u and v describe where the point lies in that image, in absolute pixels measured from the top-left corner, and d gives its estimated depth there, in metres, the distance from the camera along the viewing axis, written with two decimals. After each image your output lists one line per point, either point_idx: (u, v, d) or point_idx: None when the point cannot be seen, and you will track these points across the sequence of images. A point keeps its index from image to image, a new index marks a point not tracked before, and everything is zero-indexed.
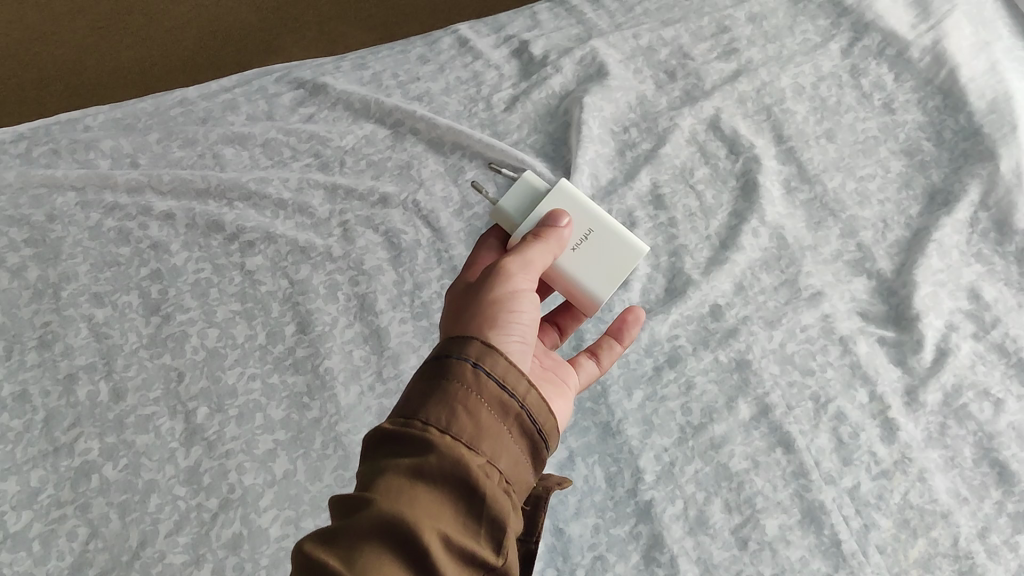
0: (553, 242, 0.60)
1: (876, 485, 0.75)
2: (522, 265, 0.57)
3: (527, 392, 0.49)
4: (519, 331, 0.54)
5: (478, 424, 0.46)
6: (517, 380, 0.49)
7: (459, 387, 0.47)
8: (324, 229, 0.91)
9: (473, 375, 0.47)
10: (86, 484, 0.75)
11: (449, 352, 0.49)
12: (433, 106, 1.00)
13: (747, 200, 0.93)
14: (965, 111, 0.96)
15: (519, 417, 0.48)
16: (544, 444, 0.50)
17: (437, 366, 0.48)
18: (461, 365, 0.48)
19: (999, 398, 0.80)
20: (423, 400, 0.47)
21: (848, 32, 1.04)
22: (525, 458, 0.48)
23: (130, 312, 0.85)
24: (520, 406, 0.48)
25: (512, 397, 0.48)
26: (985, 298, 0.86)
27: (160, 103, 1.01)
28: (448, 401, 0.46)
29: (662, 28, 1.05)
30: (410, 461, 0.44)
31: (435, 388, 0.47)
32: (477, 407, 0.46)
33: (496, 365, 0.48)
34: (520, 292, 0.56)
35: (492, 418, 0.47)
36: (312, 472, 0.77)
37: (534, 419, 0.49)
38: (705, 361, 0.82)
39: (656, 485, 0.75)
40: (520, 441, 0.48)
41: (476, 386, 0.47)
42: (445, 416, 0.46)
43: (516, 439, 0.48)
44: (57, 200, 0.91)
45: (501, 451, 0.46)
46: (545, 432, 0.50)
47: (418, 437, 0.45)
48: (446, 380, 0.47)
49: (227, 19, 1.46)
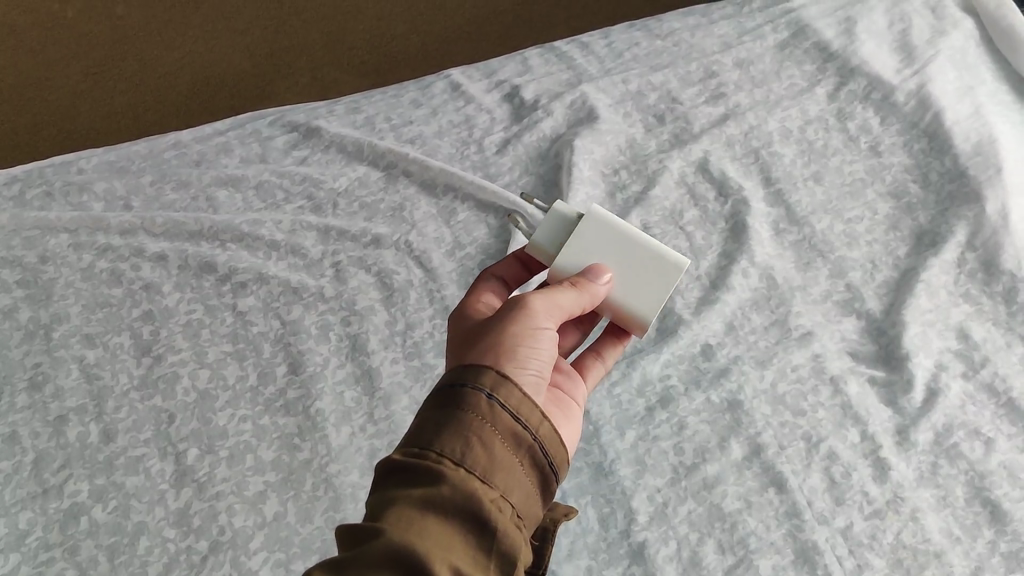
0: (585, 296, 0.58)
1: (868, 525, 0.75)
2: (549, 307, 0.57)
3: (539, 424, 0.49)
4: (536, 366, 0.55)
5: (492, 455, 0.46)
6: (530, 412, 0.49)
7: (476, 420, 0.47)
8: (316, 270, 0.92)
9: (488, 407, 0.48)
10: (75, 526, 0.75)
11: (463, 381, 0.49)
12: (425, 149, 1.02)
13: (736, 241, 0.94)
14: (950, 153, 0.98)
15: (532, 449, 0.49)
16: (556, 476, 0.50)
17: (451, 396, 0.49)
18: (476, 396, 0.48)
19: (989, 437, 0.80)
20: (436, 432, 0.47)
21: (834, 76, 1.06)
22: (536, 491, 0.49)
23: (122, 353, 0.85)
24: (534, 437, 0.49)
25: (526, 429, 0.48)
26: (974, 338, 0.86)
27: (155, 145, 1.01)
28: (462, 433, 0.46)
29: (651, 73, 1.06)
30: (422, 492, 0.44)
31: (450, 418, 0.47)
32: (491, 439, 0.47)
33: (510, 397, 0.49)
34: (541, 329, 0.56)
35: (505, 449, 0.47)
36: (302, 514, 0.76)
37: (546, 452, 0.49)
38: (697, 402, 0.82)
39: (648, 526, 0.75)
40: (531, 472, 0.49)
41: (491, 417, 0.48)
42: (460, 450, 0.46)
43: (528, 472, 0.48)
44: (50, 241, 0.91)
45: (515, 484, 0.47)
46: (556, 463, 0.50)
47: (430, 468, 0.45)
48: (460, 411, 0.47)
49: (220, 66, 1.47)
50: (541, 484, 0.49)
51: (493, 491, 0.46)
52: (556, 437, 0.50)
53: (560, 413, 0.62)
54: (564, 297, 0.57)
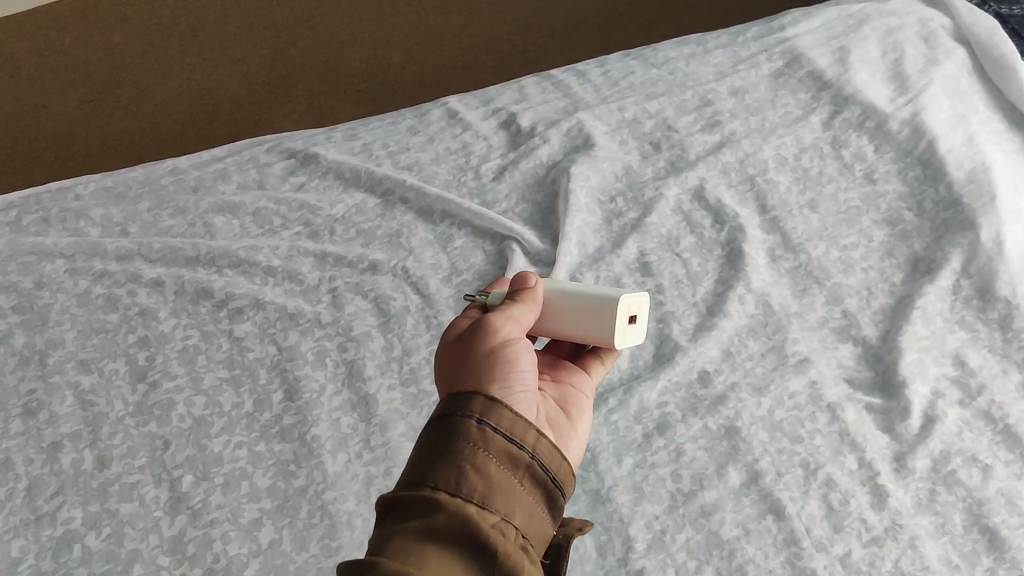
0: (532, 304, 0.60)
1: (867, 552, 0.73)
2: (507, 318, 0.58)
3: (534, 441, 0.49)
4: (521, 381, 0.54)
5: (488, 480, 0.46)
6: (523, 430, 0.49)
7: (469, 447, 0.47)
8: (313, 296, 0.92)
9: (479, 433, 0.48)
10: (68, 554, 0.73)
11: (453, 411, 0.49)
12: (423, 175, 1.03)
13: (732, 267, 0.94)
14: (944, 181, 0.99)
15: (530, 468, 0.49)
16: (560, 492, 0.50)
17: (442, 427, 0.48)
18: (466, 424, 0.48)
19: (986, 464, 0.79)
20: (430, 464, 0.47)
21: (829, 105, 1.08)
22: (540, 507, 0.48)
23: (118, 379, 0.85)
24: (530, 456, 0.49)
25: (521, 449, 0.48)
26: (970, 364, 0.86)
27: (152, 172, 1.05)
28: (456, 461, 0.46)
29: (646, 102, 1.09)
30: (419, 522, 0.44)
31: (443, 449, 0.47)
32: (486, 464, 0.47)
33: (501, 420, 0.49)
34: (512, 341, 0.56)
35: (502, 473, 0.47)
36: (298, 541, 0.73)
37: (545, 468, 0.49)
38: (694, 429, 0.81)
39: (646, 553, 0.74)
40: (534, 491, 0.48)
41: (483, 443, 0.47)
42: (455, 477, 0.46)
43: (529, 490, 0.48)
44: (45, 267, 0.94)
45: (516, 505, 0.47)
46: (558, 478, 0.50)
47: (426, 500, 0.45)
48: (452, 441, 0.47)
49: (218, 94, 1.48)
50: (546, 501, 0.49)
51: (494, 513, 0.46)
52: (549, 450, 0.50)
53: (562, 421, 0.60)
54: (519, 311, 0.59)
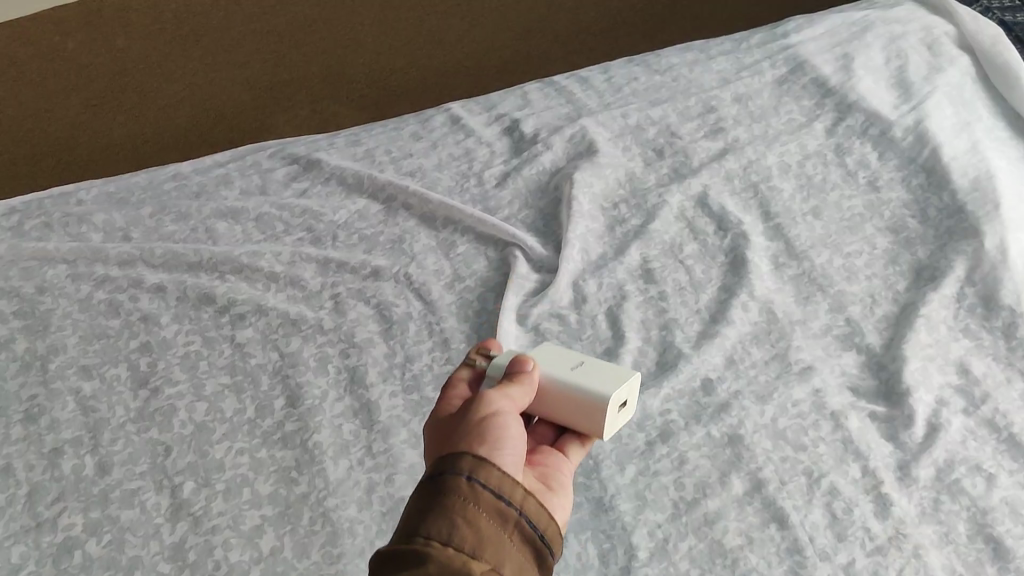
0: (527, 385, 0.59)
1: (871, 561, 0.72)
2: (502, 393, 0.56)
3: (523, 500, 0.49)
4: (513, 448, 0.52)
5: (479, 533, 0.46)
6: (512, 488, 0.49)
7: (459, 500, 0.46)
8: (316, 302, 0.92)
9: (469, 488, 0.47)
10: (68, 561, 0.72)
11: (443, 469, 0.48)
12: (426, 181, 1.03)
13: (735, 274, 0.94)
14: (948, 189, 0.99)
15: (519, 525, 0.48)
16: (547, 552, 0.49)
17: (433, 485, 0.48)
18: (456, 480, 0.47)
19: (990, 472, 0.78)
20: (420, 518, 0.46)
21: (832, 112, 1.08)
22: (528, 563, 0.48)
23: (119, 385, 0.85)
24: (519, 513, 0.48)
25: (510, 506, 0.48)
26: (974, 373, 0.85)
27: (154, 179, 1.06)
28: (448, 514, 0.46)
29: (650, 109, 1.09)
30: (410, 573, 0.43)
31: (434, 503, 0.46)
32: (476, 517, 0.46)
33: (490, 476, 0.48)
34: (503, 411, 0.55)
35: (493, 527, 0.46)
36: (300, 549, 0.73)
37: (533, 525, 0.49)
38: (697, 436, 0.81)
39: (650, 562, 0.73)
40: (521, 548, 0.48)
41: (473, 497, 0.47)
42: (446, 528, 0.45)
43: (518, 546, 0.47)
44: (47, 272, 0.94)
45: (506, 559, 0.46)
46: (546, 537, 0.49)
47: (418, 552, 0.44)
48: (443, 495, 0.47)
49: (220, 98, 1.48)
50: (533, 557, 0.48)
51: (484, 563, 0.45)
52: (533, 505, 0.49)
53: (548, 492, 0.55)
54: (514, 390, 0.57)
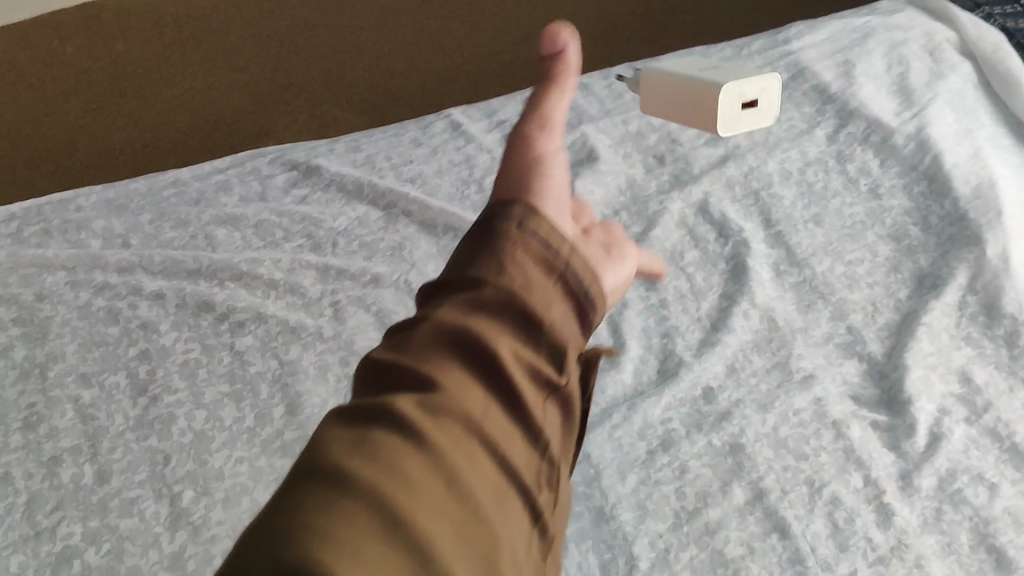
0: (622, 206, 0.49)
1: (873, 571, 0.72)
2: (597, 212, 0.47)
3: (571, 250, 0.39)
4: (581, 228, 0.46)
5: (504, 290, 0.37)
6: (556, 238, 0.39)
7: (491, 256, 0.38)
8: (315, 309, 0.91)
9: (502, 239, 0.38)
10: (66, 570, 0.72)
11: (485, 216, 0.40)
12: (426, 188, 1.03)
13: (736, 282, 0.93)
14: (950, 197, 0.98)
15: (556, 270, 0.38)
16: (591, 308, 0.39)
17: (467, 242, 0.39)
18: (493, 228, 0.39)
19: (993, 482, 0.78)
20: (453, 274, 0.38)
21: (834, 118, 1.08)
22: (565, 318, 0.38)
23: (118, 393, 0.84)
24: (557, 255, 0.39)
25: (550, 247, 0.39)
26: (976, 382, 0.85)
27: (153, 184, 1.05)
28: (476, 271, 0.37)
29: (650, 116, 1.09)
30: (414, 356, 0.35)
31: (466, 258, 0.38)
32: (507, 276, 0.37)
33: (534, 223, 0.39)
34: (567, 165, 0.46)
35: (522, 280, 0.37)
36: None
37: (572, 276, 0.39)
38: (699, 445, 0.80)
39: (650, 573, 0.72)
40: (557, 300, 0.38)
41: (506, 245, 0.38)
42: (467, 291, 0.37)
43: (551, 296, 0.38)
44: (46, 279, 0.94)
45: (534, 309, 0.37)
46: (586, 290, 0.39)
47: (434, 317, 0.36)
48: (476, 251, 0.38)
49: (220, 103, 1.47)
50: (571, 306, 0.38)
51: (483, 392, 0.34)
52: (550, 404, 0.36)
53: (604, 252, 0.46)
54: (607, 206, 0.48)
